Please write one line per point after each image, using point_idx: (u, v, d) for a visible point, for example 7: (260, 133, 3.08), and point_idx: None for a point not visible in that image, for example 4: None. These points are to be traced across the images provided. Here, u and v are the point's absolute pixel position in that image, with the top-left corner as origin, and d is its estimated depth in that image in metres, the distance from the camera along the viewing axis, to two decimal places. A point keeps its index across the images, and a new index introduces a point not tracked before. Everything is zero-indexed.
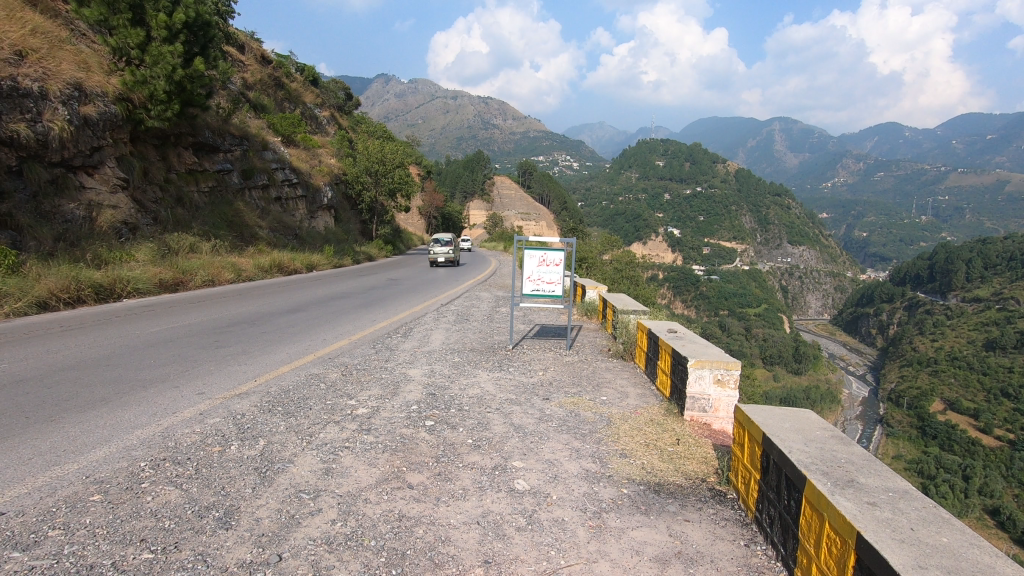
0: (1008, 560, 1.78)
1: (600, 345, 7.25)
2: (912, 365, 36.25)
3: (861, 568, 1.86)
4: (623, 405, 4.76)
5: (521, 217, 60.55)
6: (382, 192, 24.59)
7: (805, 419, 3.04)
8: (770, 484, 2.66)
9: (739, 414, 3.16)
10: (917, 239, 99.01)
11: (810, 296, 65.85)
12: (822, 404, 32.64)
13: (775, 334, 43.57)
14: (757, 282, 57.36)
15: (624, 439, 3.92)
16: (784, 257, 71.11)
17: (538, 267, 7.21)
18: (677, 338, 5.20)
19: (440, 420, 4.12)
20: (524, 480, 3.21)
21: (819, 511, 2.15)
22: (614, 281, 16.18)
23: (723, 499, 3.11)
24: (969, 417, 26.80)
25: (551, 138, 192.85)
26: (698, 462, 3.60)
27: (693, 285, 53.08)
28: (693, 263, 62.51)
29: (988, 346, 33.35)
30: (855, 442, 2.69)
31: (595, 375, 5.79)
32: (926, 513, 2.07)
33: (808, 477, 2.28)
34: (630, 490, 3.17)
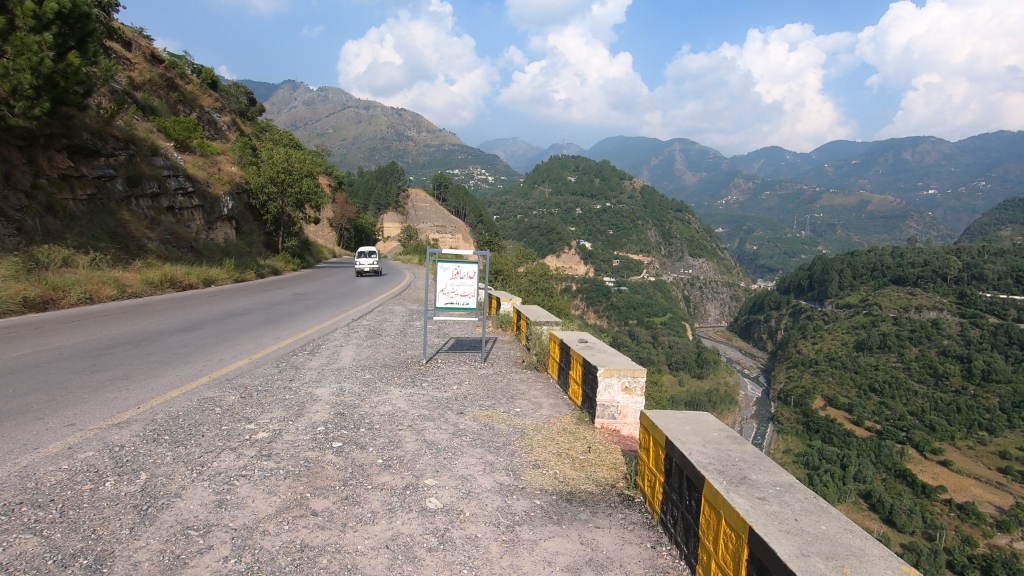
0: (875, 543, 1.97)
1: (514, 357, 7.30)
2: (797, 366, 39.70)
3: (753, 562, 1.98)
4: (537, 416, 4.81)
5: (437, 230, 59.92)
6: (289, 203, 23.48)
7: (703, 421, 3.21)
8: (672, 486, 2.79)
9: (644, 419, 3.28)
10: (798, 252, 109.15)
11: (709, 305, 70.62)
12: (722, 406, 34.84)
13: (680, 341, 46.16)
14: (662, 293, 60.57)
15: (537, 450, 3.95)
16: (685, 269, 75.48)
17: (451, 280, 7.14)
18: (587, 348, 5.35)
19: (348, 441, 3.94)
20: (436, 498, 3.13)
21: (716, 509, 2.27)
22: (529, 293, 16.42)
23: (630, 503, 3.22)
24: (844, 411, 29.93)
25: (466, 152, 193.81)
26: (609, 468, 3.71)
27: (604, 296, 55.03)
28: (604, 274, 64.74)
29: (858, 347, 37.36)
30: (746, 441, 2.88)
31: (510, 387, 5.79)
32: (807, 504, 2.25)
33: (706, 477, 2.41)
34: (543, 500, 3.19)
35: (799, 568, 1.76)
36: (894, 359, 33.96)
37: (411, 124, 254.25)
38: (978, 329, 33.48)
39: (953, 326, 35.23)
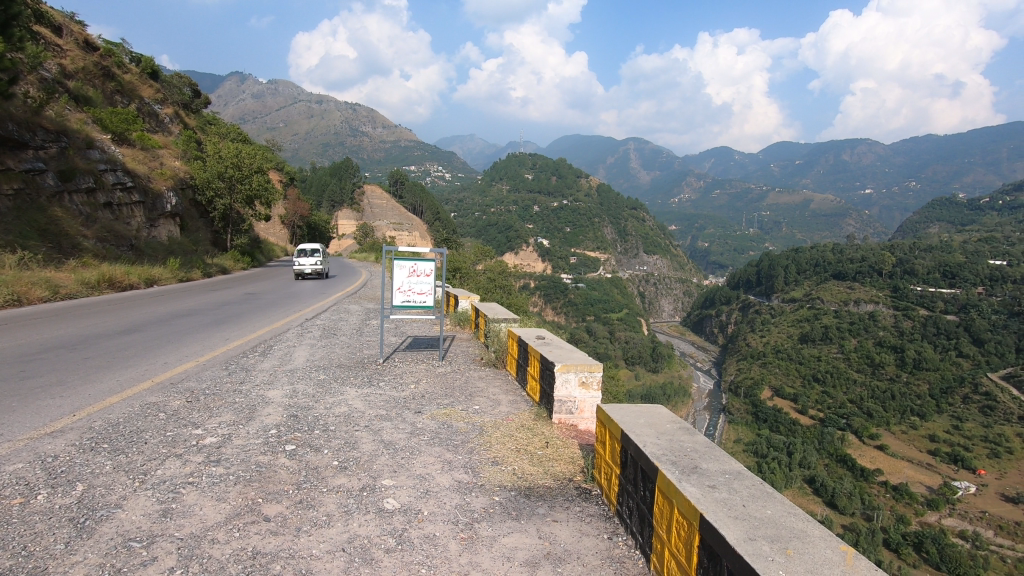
0: (818, 525, 2.07)
1: (472, 355, 7.31)
2: (746, 358, 41.20)
3: (703, 547, 2.05)
4: (495, 413, 4.82)
5: (393, 227, 59.01)
6: (238, 200, 22.63)
7: (656, 413, 3.30)
8: (628, 477, 2.85)
9: (600, 413, 3.33)
10: (747, 249, 113.24)
11: (663, 301, 72.40)
12: (676, 399, 35.76)
13: (636, 337, 47.12)
14: (618, 289, 61.65)
15: (495, 446, 3.97)
16: (640, 266, 77.00)
17: (408, 278, 7.06)
18: (544, 344, 5.40)
19: (301, 444, 3.84)
20: (393, 498, 3.09)
21: (668, 498, 2.34)
22: (488, 291, 16.41)
23: (588, 495, 3.27)
24: (790, 401, 31.30)
25: (423, 149, 191.54)
26: (566, 463, 3.75)
27: (562, 293, 55.57)
28: (562, 271, 65.22)
29: (802, 339, 39.10)
30: (698, 431, 2.97)
31: (468, 385, 5.79)
32: (754, 490, 2.34)
33: (658, 467, 2.48)
34: (501, 497, 3.20)
35: (749, 553, 1.83)
36: (835, 350, 35.72)
37: (366, 119, 249.25)
38: (910, 320, 35.60)
39: (888, 318, 37.34)
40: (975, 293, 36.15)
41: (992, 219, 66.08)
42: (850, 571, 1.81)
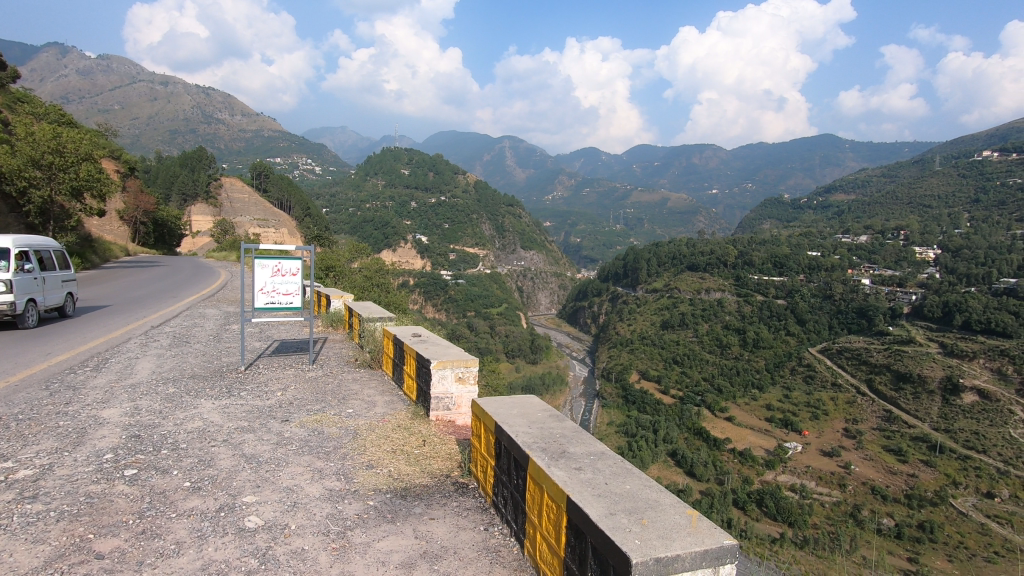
0: (668, 494, 2.28)
1: (346, 356, 7.02)
2: (616, 345, 44.00)
3: (571, 527, 2.16)
4: (371, 415, 4.68)
5: (258, 223, 54.48)
6: (62, 192, 19.43)
7: (528, 403, 3.42)
8: (502, 468, 2.92)
9: (474, 408, 3.38)
10: (614, 244, 120.64)
11: (539, 295, 75.22)
12: (555, 387, 37.19)
13: (515, 330, 48.18)
14: (497, 284, 62.57)
15: (370, 449, 3.85)
16: (518, 261, 78.64)
17: (272, 278, 6.57)
18: (420, 342, 5.35)
19: (146, 467, 3.42)
20: (256, 515, 2.87)
21: (539, 485, 2.43)
22: (364, 289, 15.80)
23: (465, 490, 3.31)
24: (654, 382, 34.11)
25: (289, 139, 178.52)
26: (444, 459, 3.76)
27: (442, 289, 55.20)
28: (441, 267, 64.35)
29: (663, 325, 42.68)
30: (566, 417, 3.14)
31: (341, 388, 5.55)
32: (616, 467, 2.52)
33: (530, 455, 2.56)
34: (377, 501, 3.11)
35: (611, 527, 1.96)
36: (690, 334, 39.54)
37: (222, 104, 226.53)
38: (749, 305, 40.41)
39: (732, 304, 42.04)
40: (799, 280, 41.99)
41: (809, 217, 76.94)
42: (695, 531, 2.02)
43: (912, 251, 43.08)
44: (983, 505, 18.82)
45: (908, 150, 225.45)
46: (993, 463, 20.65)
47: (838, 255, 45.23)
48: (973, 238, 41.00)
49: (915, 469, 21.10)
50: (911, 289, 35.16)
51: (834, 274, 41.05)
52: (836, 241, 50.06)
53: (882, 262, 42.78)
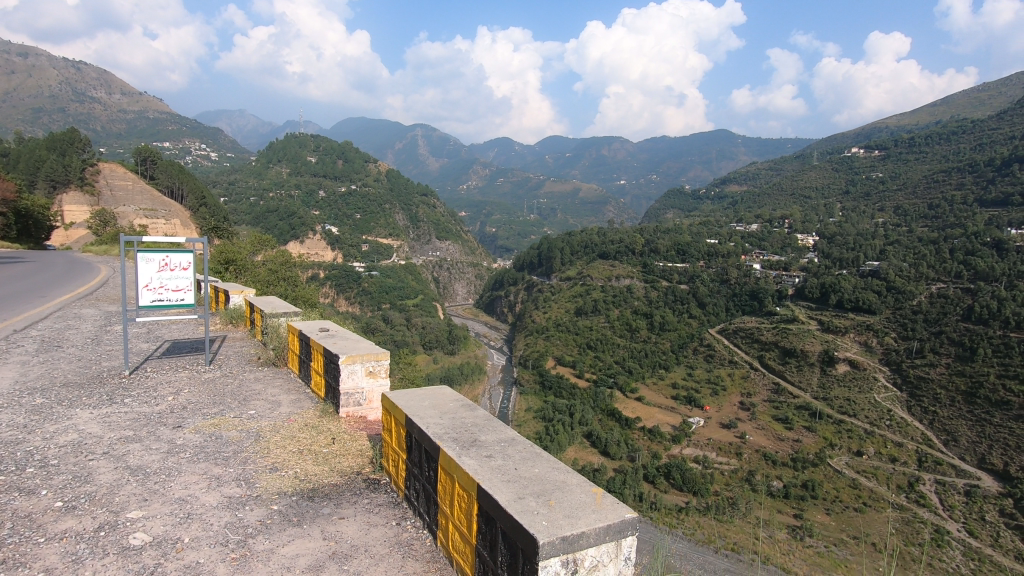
0: (572, 475, 2.37)
1: (248, 355, 6.60)
2: (532, 333, 44.75)
3: (480, 515, 2.18)
4: (275, 415, 4.45)
5: (145, 214, 49.62)
6: None
7: (439, 395, 3.41)
8: (414, 460, 2.89)
9: (385, 401, 3.33)
10: (529, 233, 121.97)
11: (456, 286, 75.36)
12: (474, 376, 37.20)
13: (432, 321, 47.44)
14: (413, 276, 61.36)
15: (274, 452, 3.67)
16: (433, 252, 77.39)
17: (159, 273, 6.03)
18: (328, 337, 5.17)
19: (8, 489, 3.02)
20: (143, 532, 2.63)
21: (450, 474, 2.42)
22: (269, 284, 14.91)
23: (376, 486, 3.25)
24: (570, 367, 35.17)
25: (178, 121, 162.96)
26: (356, 456, 3.67)
27: (354, 282, 53.10)
28: (354, 260, 61.34)
29: (577, 312, 43.98)
30: (477, 407, 3.17)
31: (243, 389, 5.22)
32: (525, 452, 2.58)
33: (440, 447, 2.55)
34: (281, 504, 2.97)
35: (519, 512, 2.00)
36: (602, 320, 41.10)
37: (95, 80, 202.24)
38: (656, 291, 42.58)
39: (640, 290, 44.06)
40: (699, 266, 44.81)
41: (707, 207, 82.14)
42: (599, 508, 2.12)
43: (795, 238, 47.33)
44: (854, 463, 21.34)
45: (791, 145, 246.78)
46: (861, 425, 23.29)
47: (732, 241, 48.72)
48: (844, 226, 45.74)
49: (800, 434, 23.38)
50: (795, 273, 38.65)
51: (730, 260, 44.22)
52: (730, 230, 53.89)
53: (770, 248, 46.60)
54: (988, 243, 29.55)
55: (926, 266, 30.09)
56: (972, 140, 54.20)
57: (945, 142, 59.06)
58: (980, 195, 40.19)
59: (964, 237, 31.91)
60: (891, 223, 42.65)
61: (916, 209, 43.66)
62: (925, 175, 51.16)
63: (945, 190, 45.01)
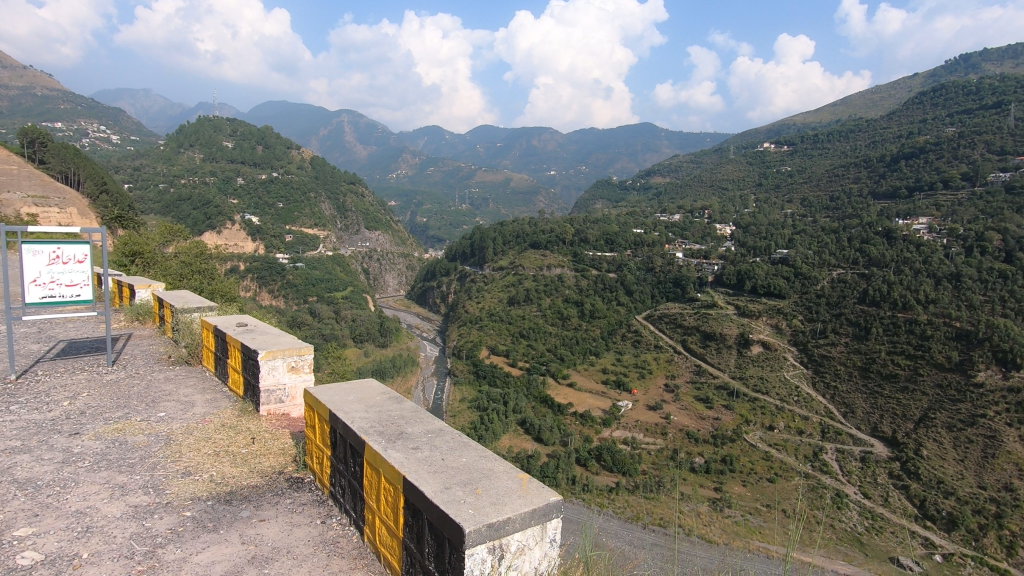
0: (501, 463, 2.41)
1: (157, 354, 6.13)
2: (466, 324, 44.58)
3: (408, 506, 2.16)
4: (188, 417, 4.19)
5: (34, 202, 44.32)
6: None
7: (366, 389, 3.38)
8: (338, 456, 2.82)
9: (308, 398, 3.23)
10: (461, 223, 120.97)
11: (386, 277, 74.21)
12: (407, 368, 36.56)
13: (362, 313, 46.04)
14: (341, 268, 59.28)
15: (187, 455, 3.46)
16: (362, 242, 75.13)
17: (48, 267, 5.46)
18: (246, 331, 4.95)
19: None
20: (33, 551, 2.39)
21: (375, 469, 2.38)
22: (182, 276, 13.92)
23: (300, 484, 3.16)
24: (503, 356, 35.39)
25: (71, 98, 147.25)
26: (278, 455, 3.53)
27: (278, 274, 50.45)
28: (277, 250, 57.87)
29: (510, 302, 44.26)
30: (404, 400, 3.16)
31: (151, 390, 4.85)
32: (452, 443, 2.60)
33: (365, 440, 2.51)
34: (194, 511, 2.80)
35: (445, 502, 2.01)
36: (535, 309, 41.64)
37: None
38: (586, 280, 43.58)
39: (571, 279, 44.93)
40: (626, 255, 46.27)
41: (634, 198, 84.81)
42: (525, 493, 2.17)
43: (714, 228, 49.92)
44: (766, 437, 22.94)
45: (709, 140, 260.08)
46: (773, 401, 25.07)
47: (657, 231, 50.62)
48: (758, 216, 48.73)
49: (719, 412, 24.85)
50: (714, 261, 40.79)
51: (654, 249, 45.97)
52: (655, 219, 55.91)
53: (692, 237, 48.87)
54: (881, 232, 32.44)
55: (829, 253, 32.56)
56: (867, 138, 59.22)
57: (844, 139, 64.17)
58: (874, 188, 44.06)
59: (860, 227, 34.89)
60: (798, 214, 45.92)
61: (820, 201, 47.22)
62: (828, 170, 55.33)
63: (844, 183, 48.95)
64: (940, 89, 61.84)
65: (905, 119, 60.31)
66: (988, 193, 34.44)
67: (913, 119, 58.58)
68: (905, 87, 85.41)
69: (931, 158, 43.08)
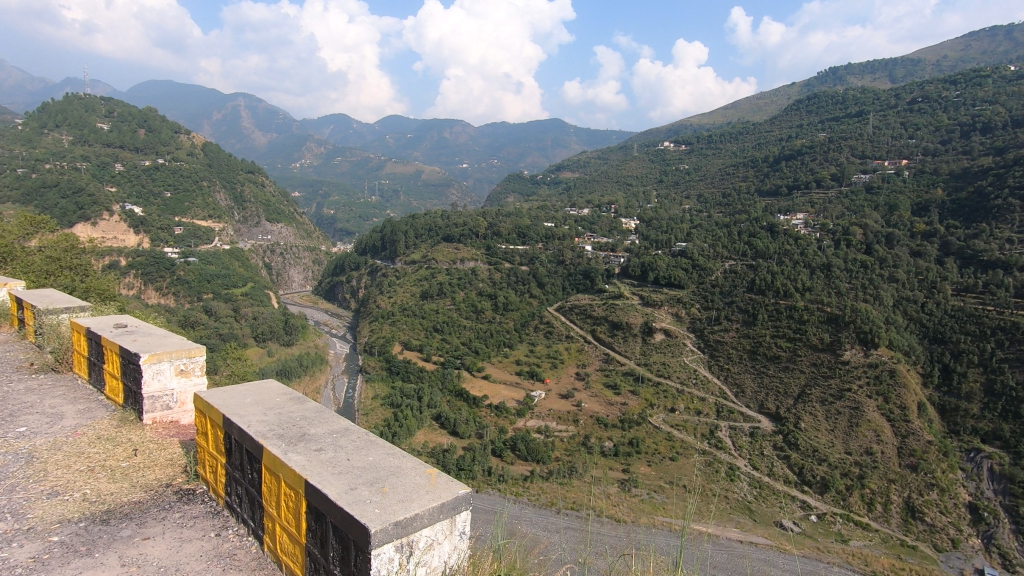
0: (411, 461, 2.39)
1: (15, 361, 5.39)
2: (377, 319, 43.28)
3: (311, 510, 2.10)
4: (55, 430, 3.75)
5: None
6: None
7: (265, 390, 3.24)
8: (233, 463, 2.70)
9: (199, 402, 3.05)
10: (370, 216, 117.24)
11: (288, 272, 70.62)
12: (315, 367, 34.86)
13: (265, 310, 43.19)
14: (239, 263, 55.28)
15: (53, 473, 3.12)
16: (263, 235, 70.47)
17: None
18: (125, 333, 4.53)
19: None
20: None
21: (275, 473, 2.29)
22: (47, 273, 12.29)
23: (191, 496, 2.97)
24: (417, 351, 34.80)
25: None
26: (164, 467, 3.29)
27: (167, 270, 46.04)
28: (165, 244, 52.69)
29: (423, 296, 43.60)
30: (307, 400, 3.07)
31: (8, 403, 4.26)
32: (359, 441, 2.55)
33: (264, 445, 2.40)
34: (63, 535, 2.55)
35: (349, 503, 1.98)
36: (448, 303, 41.37)
37: None
38: (499, 273, 43.93)
39: (484, 272, 45.13)
40: (538, 248, 47.17)
41: (544, 192, 86.45)
42: (433, 487, 2.19)
43: (619, 222, 52.12)
44: (669, 418, 24.42)
45: (614, 137, 271.85)
46: (674, 385, 26.74)
47: (567, 225, 52.02)
48: (659, 211, 51.58)
49: (626, 398, 26.15)
50: (620, 253, 42.70)
51: (565, 242, 47.17)
52: (565, 213, 57.35)
53: (600, 231, 50.75)
54: (765, 226, 35.52)
55: (721, 246, 35.09)
56: (753, 140, 64.49)
57: (734, 140, 69.46)
58: (759, 186, 48.10)
59: (748, 221, 37.98)
60: (695, 210, 49.06)
61: (714, 198, 50.80)
62: (720, 168, 59.52)
63: (734, 181, 52.99)
64: (814, 98, 68.69)
65: (785, 124, 66.39)
66: (852, 192, 38.82)
67: (791, 125, 64.62)
68: (784, 97, 93.87)
69: (806, 160, 47.73)
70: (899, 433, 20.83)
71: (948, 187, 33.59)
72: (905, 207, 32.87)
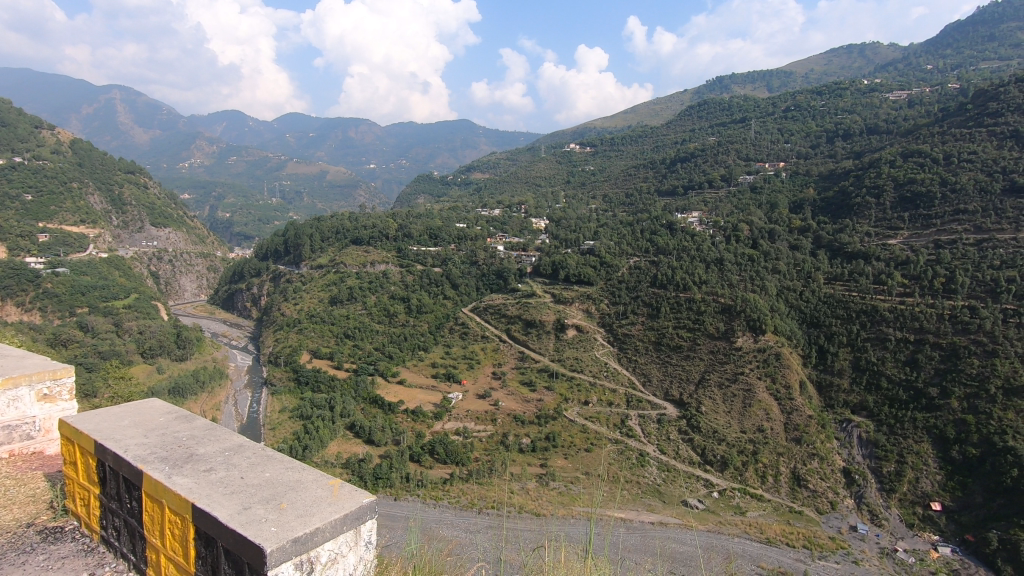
0: (316, 474, 2.28)
1: None
2: (282, 328, 40.93)
3: (199, 536, 1.98)
4: None
5: None
6: None
7: (147, 409, 2.99)
8: (109, 492, 2.51)
9: (65, 428, 2.82)
10: (271, 219, 110.54)
11: (177, 281, 64.83)
12: (214, 383, 32.27)
13: (152, 323, 39.33)
14: (120, 273, 50.09)
15: None
16: (147, 241, 64.07)
17: None
18: None
19: None
20: None
21: (158, 500, 2.15)
22: None
23: (59, 534, 2.99)
24: (327, 360, 33.43)
25: None
26: (25, 504, 3.30)
27: (30, 283, 40.50)
28: (27, 254, 46.31)
29: (331, 301, 41.89)
30: (195, 417, 2.85)
31: None
32: (254, 458, 2.40)
33: (144, 470, 2.24)
34: None
35: (245, 524, 1.89)
36: (359, 307, 40.05)
37: None
38: (411, 275, 43.11)
39: (396, 275, 44.12)
40: (450, 249, 46.81)
41: (455, 193, 85.91)
42: (336, 501, 2.09)
43: (530, 223, 53.06)
44: (583, 411, 25.23)
45: (521, 138, 276.53)
46: (587, 378, 27.70)
47: (479, 225, 52.09)
48: (567, 211, 53.12)
49: (541, 394, 26.71)
50: (531, 253, 43.46)
51: (477, 243, 47.17)
52: (477, 214, 57.41)
53: (511, 231, 51.29)
54: (664, 224, 37.74)
55: (626, 244, 36.75)
56: (651, 144, 68.18)
57: (634, 143, 73.06)
58: (658, 187, 50.93)
59: (649, 220, 40.08)
60: (601, 209, 50.98)
61: (618, 198, 53.02)
62: (624, 170, 62.20)
63: (636, 182, 55.70)
64: (704, 104, 73.79)
65: (679, 128, 70.82)
66: (740, 191, 42.10)
67: (685, 129, 69.00)
68: (677, 103, 100.13)
69: (699, 162, 51.18)
70: (785, 410, 22.96)
71: (818, 187, 37.49)
72: (784, 205, 36.24)
